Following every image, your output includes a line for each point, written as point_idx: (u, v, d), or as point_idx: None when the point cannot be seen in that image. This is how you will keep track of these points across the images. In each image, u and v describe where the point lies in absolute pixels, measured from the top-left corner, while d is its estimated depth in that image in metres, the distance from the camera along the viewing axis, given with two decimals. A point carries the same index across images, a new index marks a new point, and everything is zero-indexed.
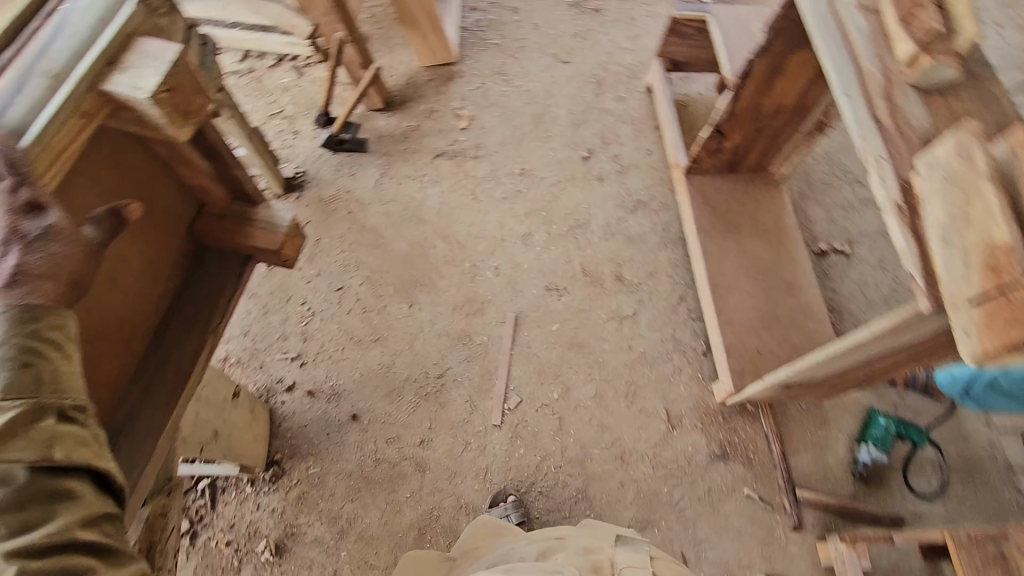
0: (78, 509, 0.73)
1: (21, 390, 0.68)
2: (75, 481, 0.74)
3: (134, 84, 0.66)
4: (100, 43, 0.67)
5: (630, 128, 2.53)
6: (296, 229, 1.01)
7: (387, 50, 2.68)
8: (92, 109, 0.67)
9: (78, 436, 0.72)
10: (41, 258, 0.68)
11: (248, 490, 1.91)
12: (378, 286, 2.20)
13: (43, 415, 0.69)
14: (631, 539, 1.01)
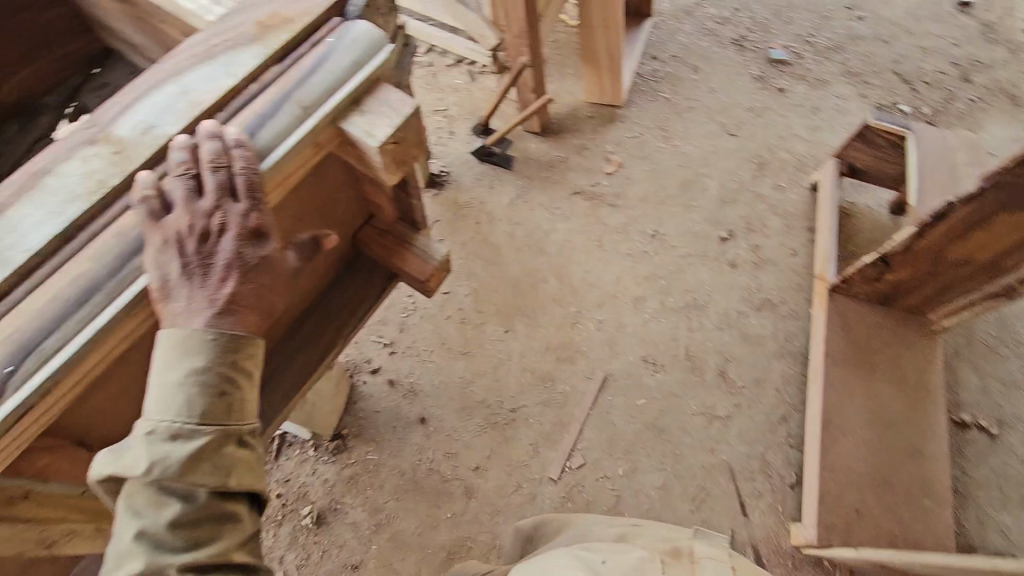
0: (237, 532, 0.74)
1: (208, 415, 0.69)
2: (239, 502, 0.75)
3: (369, 131, 0.67)
4: (347, 85, 0.67)
5: (781, 222, 2.40)
6: (445, 266, 1.02)
7: (560, 76, 2.70)
8: (325, 141, 0.68)
9: (247, 460, 0.73)
10: (254, 286, 0.69)
11: (310, 453, 1.99)
12: (482, 302, 2.23)
13: (221, 441, 0.70)
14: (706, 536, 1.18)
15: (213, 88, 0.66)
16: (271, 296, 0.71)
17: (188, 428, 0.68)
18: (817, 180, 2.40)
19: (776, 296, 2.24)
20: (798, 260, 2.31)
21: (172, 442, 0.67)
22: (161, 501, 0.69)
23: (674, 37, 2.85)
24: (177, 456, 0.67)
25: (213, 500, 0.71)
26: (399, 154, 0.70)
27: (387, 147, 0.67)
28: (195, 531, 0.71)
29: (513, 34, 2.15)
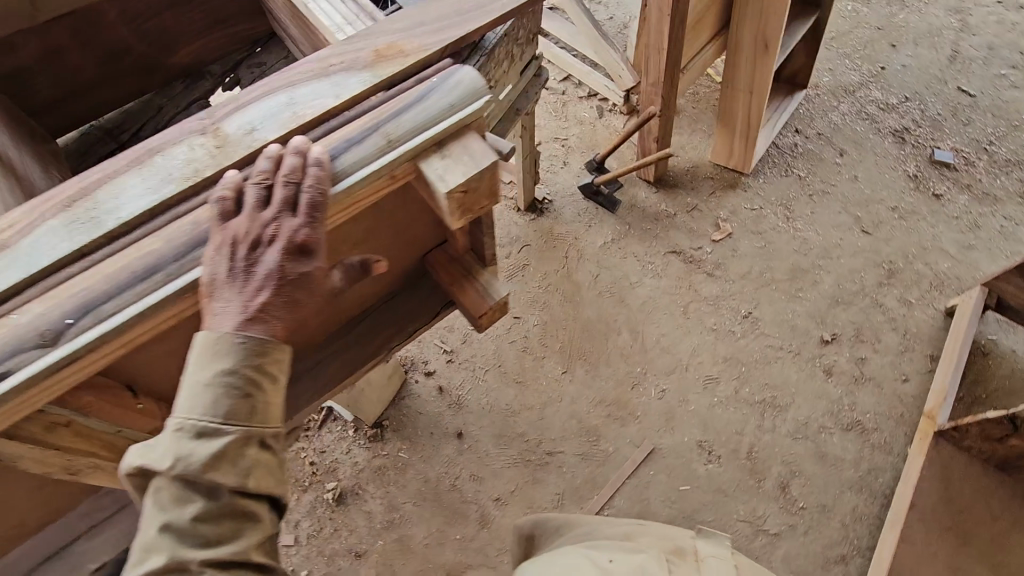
0: (258, 533, 0.74)
1: (233, 415, 0.70)
2: (261, 503, 0.75)
3: (442, 176, 0.67)
4: (434, 128, 0.69)
5: (898, 340, 2.14)
6: (502, 309, 1.01)
7: (690, 131, 2.62)
8: (401, 175, 0.70)
9: (269, 459, 0.74)
10: (289, 298, 0.71)
11: (349, 432, 2.06)
12: (549, 337, 2.20)
13: (244, 441, 0.71)
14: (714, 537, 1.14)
15: (315, 104, 0.71)
16: (305, 311, 0.73)
17: (213, 427, 0.69)
18: (954, 306, 2.12)
19: (871, 420, 2.01)
20: (907, 388, 2.05)
21: (198, 443, 0.69)
22: (185, 500, 0.70)
23: (827, 114, 2.66)
24: (197, 458, 0.68)
25: (237, 499, 0.72)
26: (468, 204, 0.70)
27: (455, 195, 0.67)
28: (217, 531, 0.71)
29: (649, 82, 2.09)
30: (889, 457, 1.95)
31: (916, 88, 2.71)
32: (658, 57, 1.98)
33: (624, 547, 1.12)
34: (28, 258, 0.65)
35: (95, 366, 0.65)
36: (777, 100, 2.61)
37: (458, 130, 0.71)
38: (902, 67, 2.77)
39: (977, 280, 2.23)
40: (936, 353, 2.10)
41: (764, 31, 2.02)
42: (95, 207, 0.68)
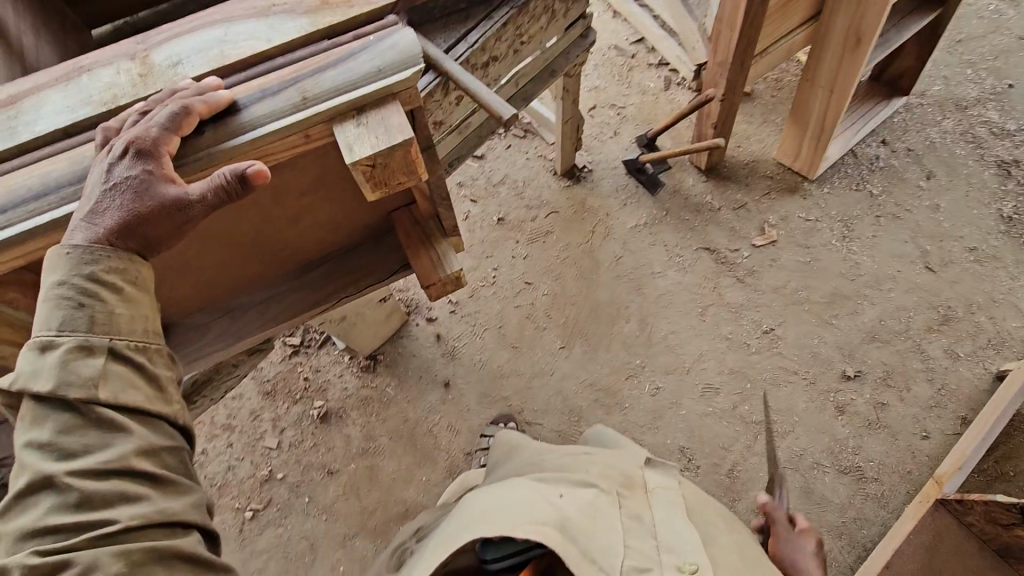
0: (135, 445, 0.67)
1: (75, 322, 0.66)
2: (137, 416, 0.68)
3: (350, 145, 0.62)
4: (354, 92, 0.63)
5: (929, 392, 1.95)
6: (455, 281, 0.99)
7: (759, 123, 2.41)
8: (318, 135, 0.66)
9: (126, 365, 0.68)
10: (124, 202, 0.65)
11: (345, 358, 2.15)
12: (555, 309, 2.16)
13: (88, 350, 0.66)
14: (662, 465, 1.11)
15: (247, 46, 0.73)
16: (148, 223, 0.67)
17: (50, 339, 0.65)
18: (1007, 371, 1.89)
19: (873, 468, 1.86)
20: (925, 446, 1.88)
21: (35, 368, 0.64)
22: (35, 424, 0.64)
23: (925, 129, 2.35)
24: (39, 379, 0.64)
25: (98, 410, 0.66)
26: (380, 179, 0.65)
27: (359, 167, 0.62)
28: (81, 447, 0.64)
29: (716, 61, 1.92)
30: (882, 511, 1.81)
31: None
32: (729, 35, 1.79)
33: (565, 480, 1.00)
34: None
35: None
36: (869, 103, 2.33)
37: (385, 98, 0.64)
38: None
39: None
40: (969, 417, 1.90)
41: (858, 22, 1.76)
42: (16, 120, 0.72)
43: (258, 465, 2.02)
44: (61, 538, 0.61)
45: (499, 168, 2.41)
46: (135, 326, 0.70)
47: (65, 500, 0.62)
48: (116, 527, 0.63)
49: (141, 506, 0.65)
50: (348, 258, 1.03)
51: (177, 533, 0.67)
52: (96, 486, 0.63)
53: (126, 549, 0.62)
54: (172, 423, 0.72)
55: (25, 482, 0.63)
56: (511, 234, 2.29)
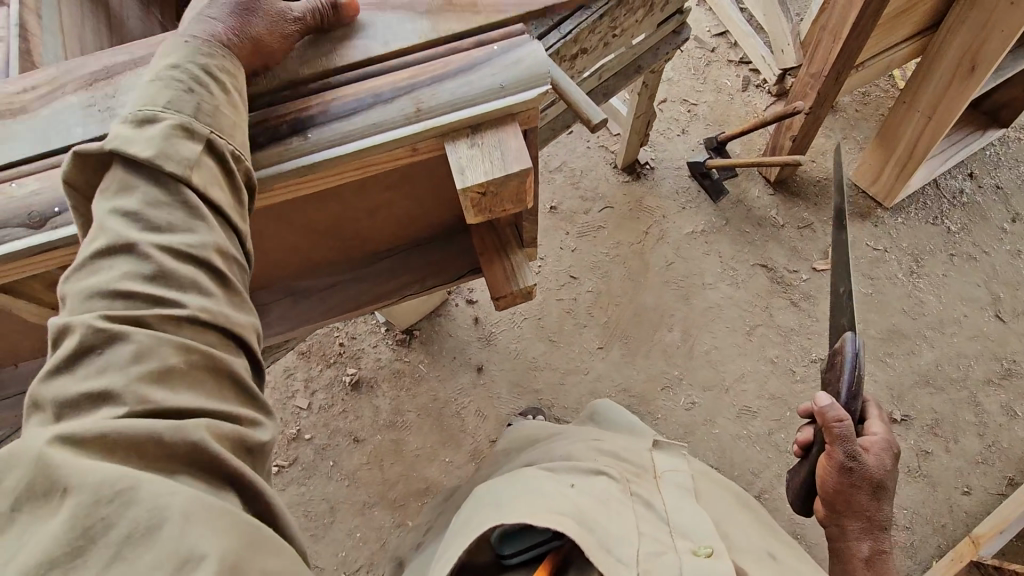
0: (201, 305, 0.58)
1: (161, 146, 0.60)
2: (213, 275, 0.60)
3: (463, 168, 0.70)
4: (471, 110, 0.70)
5: (978, 447, 1.86)
6: (527, 294, 0.97)
7: (837, 139, 2.28)
8: (426, 149, 0.73)
9: (201, 217, 0.61)
10: (235, 13, 0.70)
11: (381, 330, 2.14)
12: (598, 308, 2.11)
13: (168, 184, 0.60)
14: (671, 448, 1.06)
15: (359, 46, 0.76)
16: (256, 41, 0.71)
17: (133, 158, 0.60)
18: None
19: (906, 517, 1.79)
20: (965, 502, 1.81)
21: (125, 187, 0.60)
22: (102, 240, 0.57)
23: (1017, 167, 2.21)
24: (126, 199, 0.59)
25: (170, 248, 0.58)
26: (484, 202, 0.72)
27: (470, 192, 0.70)
28: (144, 286, 0.56)
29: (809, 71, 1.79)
30: (910, 562, 1.74)
31: None
32: (831, 45, 1.66)
33: (575, 468, 0.94)
34: (48, 134, 0.72)
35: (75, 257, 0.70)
36: (966, 131, 2.14)
37: (499, 120, 0.72)
38: None
39: None
40: (1017, 479, 1.82)
41: (978, 47, 1.63)
42: (112, 97, 0.74)
43: (286, 423, 2.04)
44: (99, 389, 0.50)
45: (557, 154, 2.33)
46: (216, 180, 0.63)
47: (116, 339, 0.53)
48: (169, 401, 0.52)
49: (196, 386, 0.54)
50: (415, 255, 1.00)
51: (238, 428, 0.55)
52: (157, 337, 0.53)
53: (183, 429, 0.50)
54: (245, 306, 0.63)
55: (81, 304, 0.55)
56: (562, 224, 2.22)
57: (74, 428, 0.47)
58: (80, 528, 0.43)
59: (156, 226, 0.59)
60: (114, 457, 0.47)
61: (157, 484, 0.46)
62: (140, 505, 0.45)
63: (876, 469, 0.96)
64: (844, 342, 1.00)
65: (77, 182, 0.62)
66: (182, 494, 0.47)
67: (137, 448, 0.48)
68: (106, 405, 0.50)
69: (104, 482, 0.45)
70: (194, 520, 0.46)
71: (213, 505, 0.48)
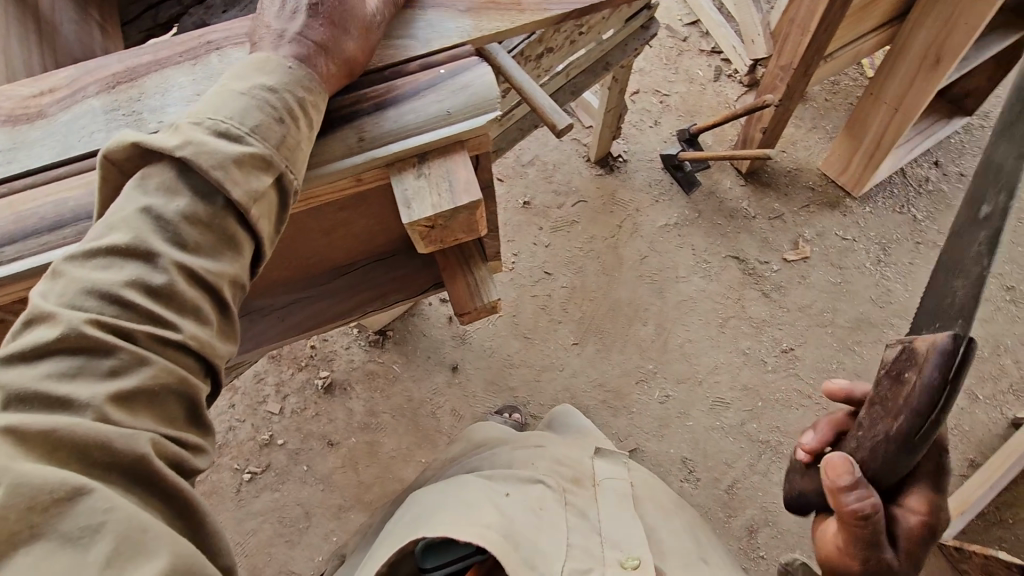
0: (197, 334, 0.56)
1: (229, 174, 0.58)
2: (216, 306, 0.59)
3: (410, 201, 0.68)
4: (417, 139, 0.68)
5: (942, 431, 1.91)
6: (490, 310, 0.94)
7: (808, 129, 2.29)
8: (369, 178, 0.71)
9: (231, 244, 0.59)
10: (329, 31, 0.66)
11: (354, 330, 2.10)
12: (572, 303, 2.10)
13: (215, 205, 0.58)
14: (612, 453, 1.04)
15: (413, 42, 0.74)
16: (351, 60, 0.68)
17: (197, 170, 0.57)
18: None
19: None
20: None
21: (168, 190, 0.57)
22: (122, 238, 0.54)
23: (981, 154, 2.25)
24: (166, 202, 0.56)
25: (188, 271, 0.56)
26: (433, 233, 0.70)
27: (418, 226, 0.67)
28: (146, 301, 0.54)
29: (779, 63, 1.78)
30: None
31: None
32: (799, 38, 1.65)
33: (509, 476, 0.93)
34: (61, 141, 0.69)
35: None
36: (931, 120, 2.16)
37: (447, 148, 0.70)
38: None
39: None
40: (977, 460, 1.88)
41: (943, 41, 1.64)
42: (137, 100, 0.71)
43: (258, 428, 2.00)
44: (62, 395, 0.48)
45: (530, 148, 2.30)
46: (268, 213, 0.62)
47: (100, 349, 0.51)
48: (130, 424, 0.50)
49: (161, 411, 0.53)
50: (377, 270, 0.97)
51: (184, 453, 0.53)
52: (144, 363, 0.52)
53: (135, 441, 0.49)
54: (234, 338, 0.62)
55: (75, 296, 0.52)
56: (535, 220, 2.20)
57: (30, 425, 0.46)
58: (1, 530, 0.42)
59: (183, 243, 0.56)
60: (59, 461, 0.46)
61: (97, 494, 0.45)
62: (72, 517, 0.44)
63: (903, 520, 0.79)
64: (917, 353, 0.74)
65: (117, 161, 0.58)
66: (120, 508, 0.45)
67: (86, 453, 0.47)
68: (67, 412, 0.48)
69: (40, 487, 0.43)
70: (121, 539, 0.44)
71: (148, 523, 0.46)
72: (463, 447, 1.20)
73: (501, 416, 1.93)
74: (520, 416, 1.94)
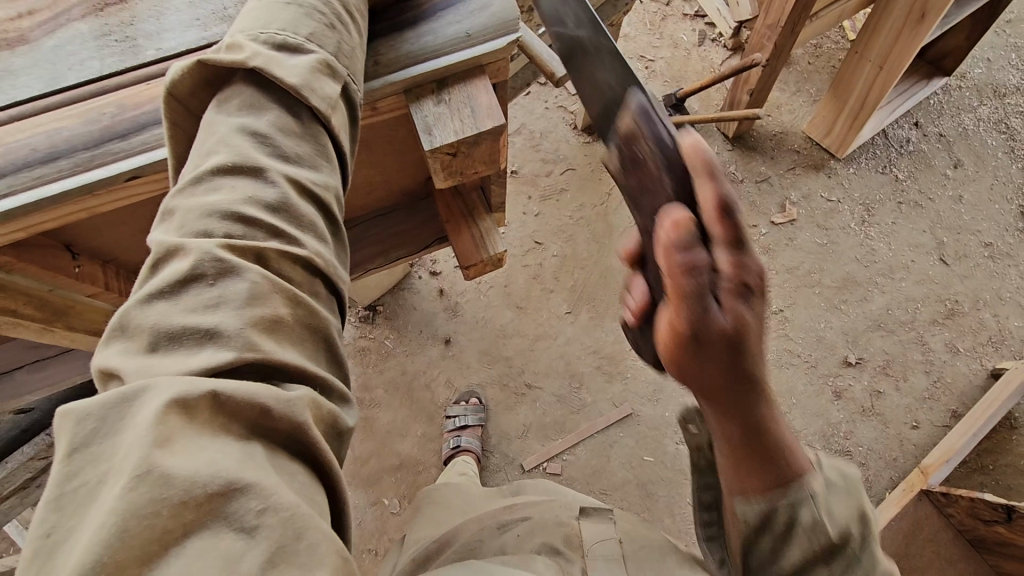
0: (320, 251, 0.53)
1: (307, 77, 0.57)
2: (328, 221, 0.56)
3: (431, 128, 0.67)
4: (436, 63, 0.67)
5: (928, 385, 1.96)
6: (496, 263, 0.92)
7: (791, 93, 2.30)
8: (386, 107, 0.71)
9: (325, 154, 0.58)
10: None
11: (344, 306, 2.06)
12: (564, 272, 2.09)
13: (300, 115, 0.57)
14: (595, 510, 0.89)
15: None
16: None
17: (274, 80, 0.56)
18: (1004, 370, 1.89)
19: (861, 453, 1.89)
20: (914, 436, 1.90)
21: (252, 106, 0.55)
22: (225, 157, 0.51)
23: (959, 114, 2.29)
24: (256, 117, 0.55)
25: (297, 182, 0.53)
26: (454, 162, 0.70)
27: (439, 153, 0.67)
28: (268, 216, 0.50)
29: (766, 22, 1.77)
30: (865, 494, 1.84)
31: None
32: None
33: (503, 556, 0.80)
34: (48, 70, 0.69)
35: (73, 216, 0.66)
36: (912, 81, 2.18)
37: (468, 73, 0.69)
38: None
39: None
40: (960, 412, 1.92)
41: None
42: (130, 25, 0.71)
43: None
44: (207, 327, 0.43)
45: (516, 117, 2.28)
46: (343, 124, 0.61)
47: (233, 272, 0.46)
48: (278, 354, 0.45)
49: (303, 346, 0.49)
50: (379, 225, 0.96)
51: (336, 410, 0.49)
52: (277, 282, 0.48)
53: (293, 408, 0.43)
54: (347, 265, 0.59)
55: (196, 221, 0.48)
56: (524, 191, 2.18)
57: (189, 391, 0.39)
58: (150, 531, 0.34)
59: (285, 155, 0.54)
60: (217, 433, 0.40)
61: (259, 488, 0.38)
62: (231, 518, 0.37)
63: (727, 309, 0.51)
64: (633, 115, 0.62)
65: (180, 97, 0.58)
66: (282, 506, 0.38)
67: (243, 417, 0.41)
68: (214, 345, 0.43)
69: (198, 479, 0.36)
70: (285, 547, 0.37)
71: (311, 518, 0.39)
72: (431, 527, 1.01)
73: (461, 404, 1.92)
74: (478, 400, 1.94)
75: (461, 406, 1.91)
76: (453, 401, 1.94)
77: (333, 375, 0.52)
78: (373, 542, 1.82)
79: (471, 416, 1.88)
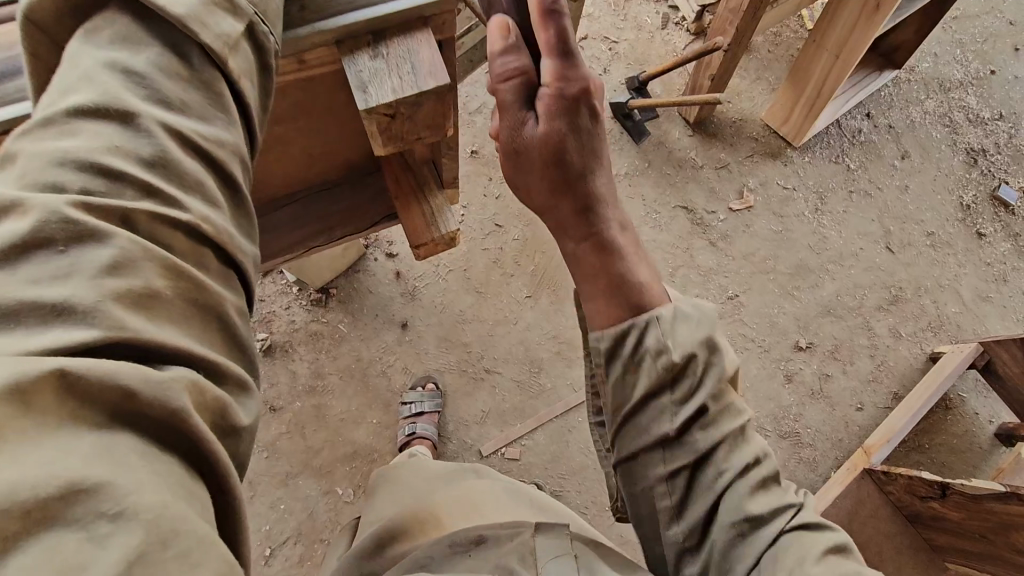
0: (207, 215, 0.47)
1: (198, 11, 0.51)
2: (220, 180, 0.50)
3: (367, 86, 0.63)
4: (373, 13, 0.62)
5: (873, 368, 2.03)
6: (449, 242, 0.88)
7: (750, 81, 2.32)
8: (314, 59, 0.65)
9: (221, 105, 0.51)
10: None
11: (294, 290, 1.97)
12: (523, 257, 2.06)
13: (190, 56, 0.51)
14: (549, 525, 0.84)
15: None
16: None
17: (157, 11, 0.50)
18: (941, 354, 1.98)
19: (809, 435, 1.95)
20: (858, 417, 1.97)
21: (127, 42, 0.49)
22: (87, 97, 0.45)
23: (907, 107, 2.36)
24: (129, 54, 0.48)
25: (179, 134, 0.47)
26: (393, 125, 0.65)
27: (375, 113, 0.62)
28: (140, 171, 0.44)
29: (728, 5, 1.76)
30: (811, 474, 1.90)
31: (1016, 107, 2.37)
32: None
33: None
34: None
35: None
36: (865, 72, 2.22)
37: (410, 27, 0.65)
38: (1014, 79, 2.42)
39: (979, 334, 2.06)
40: (900, 393, 2.00)
41: None
42: None
43: None
44: (55, 302, 0.38)
45: (478, 95, 2.23)
46: (248, 70, 0.55)
47: (90, 235, 0.40)
48: (153, 335, 0.40)
49: (186, 327, 0.43)
50: (320, 201, 0.90)
51: (227, 398, 0.44)
52: (149, 247, 0.42)
53: (164, 386, 0.39)
54: (248, 234, 0.53)
55: (42, 171, 0.41)
56: (485, 172, 2.13)
57: (23, 375, 0.34)
58: None
59: (165, 101, 0.48)
60: (64, 426, 0.35)
61: (111, 490, 0.34)
62: (78, 523, 0.33)
63: None
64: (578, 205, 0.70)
65: (42, 24, 0.51)
66: (143, 508, 0.35)
67: (101, 404, 0.37)
68: (64, 323, 0.38)
69: (27, 484, 0.32)
70: (147, 554, 0.34)
71: (182, 521, 0.36)
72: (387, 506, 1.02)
73: (417, 390, 1.87)
74: (435, 386, 1.90)
75: (417, 391, 1.87)
76: (409, 387, 1.90)
77: (228, 356, 0.47)
78: (324, 533, 1.76)
79: (427, 403, 1.83)
